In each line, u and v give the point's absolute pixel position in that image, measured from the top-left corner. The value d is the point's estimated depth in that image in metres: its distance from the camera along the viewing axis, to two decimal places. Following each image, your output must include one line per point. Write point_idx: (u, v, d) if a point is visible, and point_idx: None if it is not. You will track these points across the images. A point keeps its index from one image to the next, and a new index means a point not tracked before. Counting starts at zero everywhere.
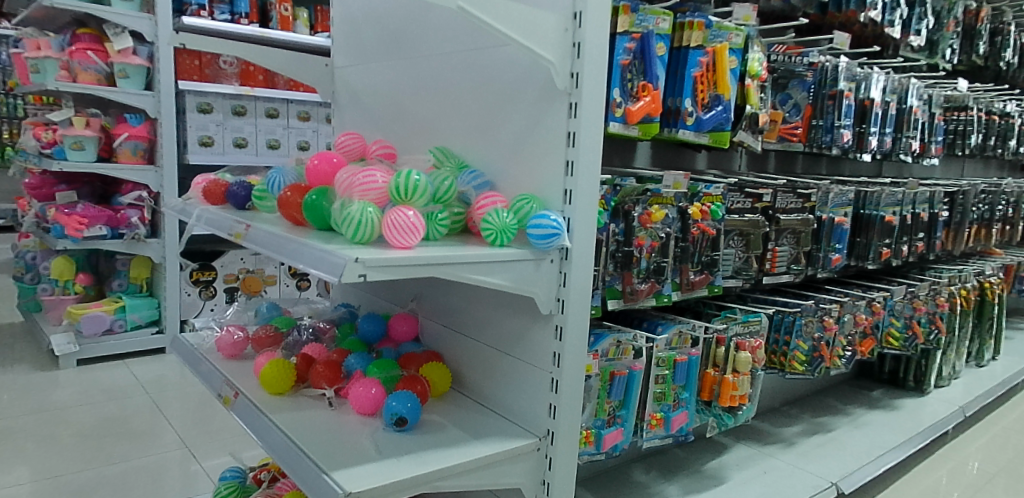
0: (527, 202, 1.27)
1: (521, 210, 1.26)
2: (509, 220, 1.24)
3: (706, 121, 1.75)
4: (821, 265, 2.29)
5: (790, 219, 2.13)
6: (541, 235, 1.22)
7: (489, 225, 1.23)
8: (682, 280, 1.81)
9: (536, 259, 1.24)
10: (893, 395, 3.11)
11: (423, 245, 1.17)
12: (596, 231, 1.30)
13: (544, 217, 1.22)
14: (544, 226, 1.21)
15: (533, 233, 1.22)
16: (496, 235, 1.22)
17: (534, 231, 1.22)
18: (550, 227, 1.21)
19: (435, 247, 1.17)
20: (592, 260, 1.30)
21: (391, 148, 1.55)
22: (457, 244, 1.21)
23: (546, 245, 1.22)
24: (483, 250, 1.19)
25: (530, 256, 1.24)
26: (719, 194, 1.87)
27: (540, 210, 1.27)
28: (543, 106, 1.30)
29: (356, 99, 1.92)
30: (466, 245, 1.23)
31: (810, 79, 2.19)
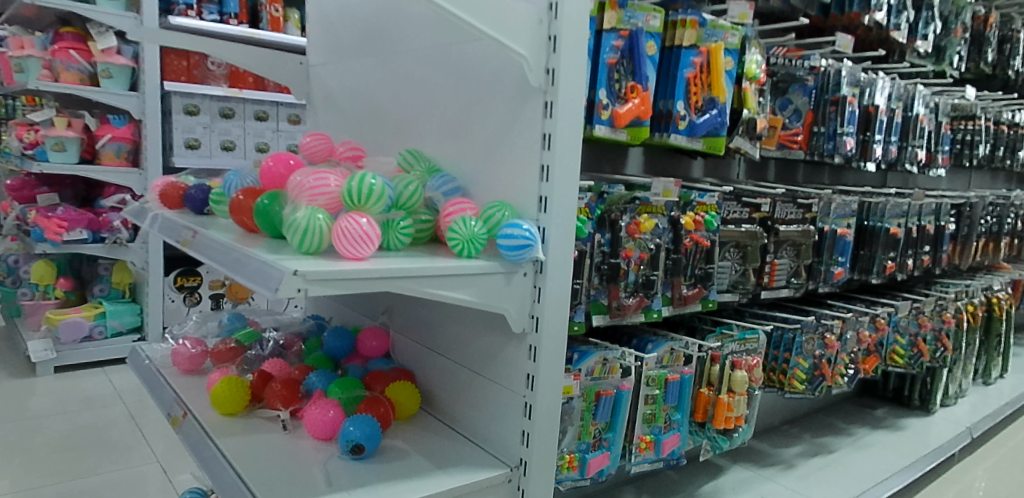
0: (499, 209, 1.16)
1: (492, 217, 1.16)
2: (478, 229, 1.13)
3: (700, 125, 1.65)
4: (822, 279, 2.18)
5: (790, 231, 2.02)
6: (510, 245, 1.11)
7: (455, 236, 1.12)
8: (674, 294, 1.70)
9: (507, 272, 1.14)
10: (897, 414, 2.99)
11: (381, 255, 1.07)
12: (574, 242, 1.19)
13: (516, 227, 1.12)
14: (514, 236, 1.11)
15: (503, 244, 1.12)
16: (463, 245, 1.12)
17: (502, 240, 1.12)
18: (522, 237, 1.11)
19: (394, 259, 1.06)
20: (570, 274, 1.19)
21: (360, 150, 1.47)
22: (419, 256, 1.11)
23: (518, 257, 1.12)
24: (448, 263, 1.08)
25: (501, 268, 1.13)
26: (713, 203, 1.75)
27: (512, 219, 1.16)
28: (518, 105, 1.19)
29: (331, 100, 1.82)
30: (431, 256, 1.13)
31: (812, 83, 2.08)
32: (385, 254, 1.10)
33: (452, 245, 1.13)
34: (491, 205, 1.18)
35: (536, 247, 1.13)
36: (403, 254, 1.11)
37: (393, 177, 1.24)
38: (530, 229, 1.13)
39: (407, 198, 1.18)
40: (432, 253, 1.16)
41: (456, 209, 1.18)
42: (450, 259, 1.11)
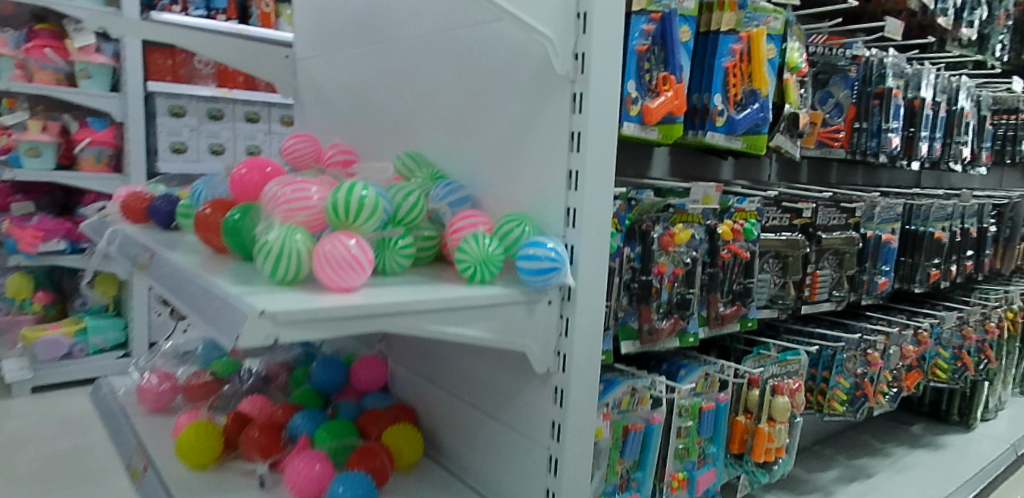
0: (521, 224, 0.96)
1: (513, 234, 0.96)
2: (494, 249, 0.93)
3: (740, 122, 1.44)
4: (865, 290, 1.98)
5: (833, 238, 1.82)
6: (534, 268, 0.91)
7: (466, 257, 0.92)
8: (710, 313, 1.49)
9: (528, 301, 0.93)
10: (935, 431, 2.78)
11: (376, 284, 0.87)
12: (609, 262, 0.99)
13: (539, 246, 0.92)
14: (538, 257, 0.91)
15: (524, 267, 0.92)
16: (476, 268, 0.92)
17: (524, 262, 0.92)
18: (548, 258, 0.91)
19: (392, 288, 0.86)
20: (605, 300, 0.99)
21: (352, 153, 1.27)
22: (422, 283, 0.90)
23: (543, 282, 0.92)
24: (457, 290, 0.88)
25: (521, 295, 0.93)
26: (753, 210, 1.56)
27: (534, 236, 0.96)
28: (539, 97, 0.99)
29: (320, 98, 1.62)
30: (436, 282, 0.93)
31: (853, 75, 1.88)
32: (381, 281, 0.90)
33: (461, 269, 0.93)
34: (509, 219, 0.98)
35: (564, 271, 0.92)
36: (402, 280, 0.91)
37: (388, 186, 1.03)
38: (558, 248, 0.92)
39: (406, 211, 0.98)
40: (438, 278, 0.96)
41: (467, 223, 0.98)
42: (460, 286, 0.91)
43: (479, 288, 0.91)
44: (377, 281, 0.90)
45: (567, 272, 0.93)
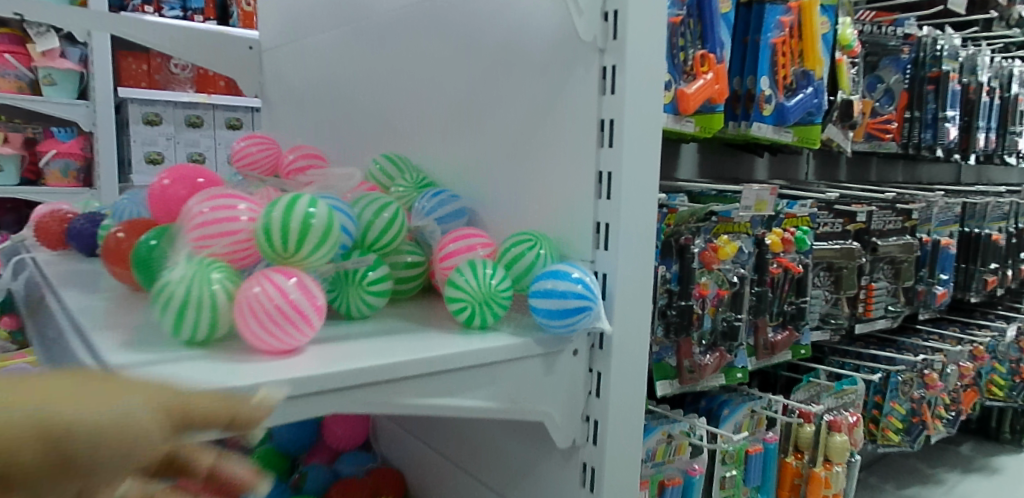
0: (534, 249, 0.72)
1: (525, 261, 0.71)
2: (502, 284, 0.68)
3: (791, 110, 1.20)
4: (923, 303, 1.72)
5: (890, 245, 1.56)
6: (556, 306, 0.66)
7: (463, 297, 0.67)
8: (758, 340, 1.25)
9: (548, 353, 0.69)
10: (986, 451, 2.52)
11: (333, 341, 0.61)
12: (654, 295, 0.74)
13: (562, 276, 0.67)
14: (561, 291, 0.65)
15: (542, 307, 0.67)
16: (477, 310, 0.67)
17: (541, 300, 0.66)
18: (575, 295, 0.65)
19: (356, 343, 0.61)
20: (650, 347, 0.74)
21: (318, 155, 1.02)
22: (402, 335, 0.65)
23: (568, 326, 0.66)
24: (448, 344, 0.63)
25: (539, 346, 0.68)
26: (805, 215, 1.30)
27: (553, 263, 0.71)
28: (559, 75, 0.76)
29: (288, 94, 1.37)
30: (419, 330, 0.68)
31: (907, 56, 1.64)
32: (342, 334, 0.65)
33: (453, 311, 0.68)
34: (517, 240, 0.73)
35: (597, 311, 0.67)
36: (375, 331, 0.66)
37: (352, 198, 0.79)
38: (587, 278, 0.67)
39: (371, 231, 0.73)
40: (425, 322, 0.71)
41: (463, 250, 0.73)
42: (454, 337, 0.66)
43: (480, 339, 0.65)
44: (335, 333, 0.65)
45: (601, 313, 0.67)
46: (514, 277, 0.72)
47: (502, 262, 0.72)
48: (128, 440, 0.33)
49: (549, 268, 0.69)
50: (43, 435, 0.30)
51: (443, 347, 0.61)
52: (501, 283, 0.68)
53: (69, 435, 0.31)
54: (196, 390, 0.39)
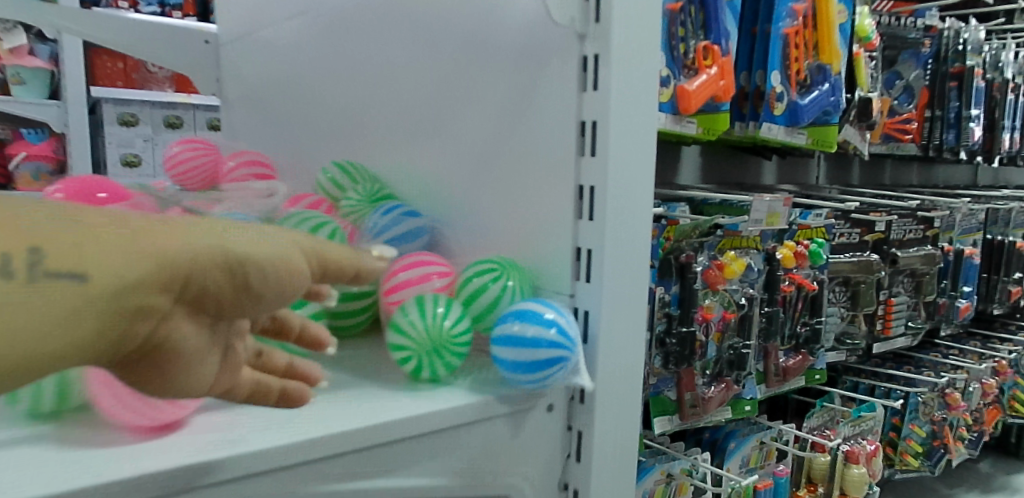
0: (502, 280, 0.58)
1: (491, 294, 0.58)
2: (458, 328, 0.55)
3: (806, 109, 1.07)
4: (945, 317, 1.59)
5: (911, 256, 1.42)
6: (524, 357, 0.52)
7: (409, 344, 0.54)
8: (769, 366, 1.11)
9: (514, 416, 0.56)
10: (1008, 468, 2.38)
11: (242, 414, 0.49)
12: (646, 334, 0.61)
13: (532, 318, 0.53)
14: (532, 340, 0.52)
15: (507, 356, 0.53)
16: (424, 359, 0.54)
17: (506, 348, 0.53)
18: (550, 344, 0.52)
19: (270, 415, 0.49)
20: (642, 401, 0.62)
21: (266, 164, 0.88)
22: (332, 397, 0.53)
23: (538, 382, 0.54)
24: (389, 411, 0.51)
25: (501, 409, 0.55)
26: (821, 226, 1.17)
27: (522, 298, 0.58)
28: (532, 68, 0.63)
29: (245, 93, 1.24)
30: (356, 385, 0.55)
31: (927, 50, 1.51)
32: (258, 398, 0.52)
33: (396, 360, 0.55)
34: (483, 268, 0.60)
35: (575, 363, 0.54)
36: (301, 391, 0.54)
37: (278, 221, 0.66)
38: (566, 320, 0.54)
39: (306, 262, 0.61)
40: (367, 374, 0.58)
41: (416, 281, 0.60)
42: (397, 398, 0.53)
43: (430, 401, 0.53)
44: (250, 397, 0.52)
45: (580, 365, 0.54)
46: (475, 314, 0.59)
47: (462, 295, 0.59)
48: (284, 280, 0.41)
49: (518, 306, 0.55)
50: (225, 262, 0.39)
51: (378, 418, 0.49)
52: (457, 328, 0.55)
53: (252, 267, 0.40)
54: (330, 243, 0.48)
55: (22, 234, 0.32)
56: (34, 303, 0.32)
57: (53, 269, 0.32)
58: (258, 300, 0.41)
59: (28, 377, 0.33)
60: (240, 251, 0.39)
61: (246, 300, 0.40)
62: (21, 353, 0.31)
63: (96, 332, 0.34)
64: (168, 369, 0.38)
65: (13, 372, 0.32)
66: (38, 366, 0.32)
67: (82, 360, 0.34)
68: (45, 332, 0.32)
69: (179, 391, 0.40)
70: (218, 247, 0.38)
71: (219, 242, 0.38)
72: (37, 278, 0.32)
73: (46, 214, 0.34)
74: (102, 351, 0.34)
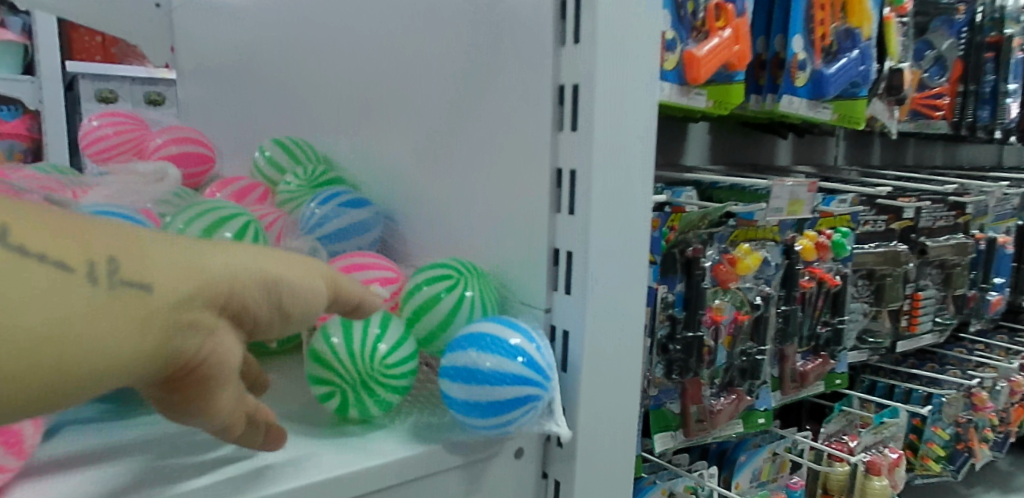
0: (457, 291, 0.47)
1: (444, 308, 0.47)
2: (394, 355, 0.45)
3: (833, 80, 0.93)
4: (975, 312, 1.46)
5: (941, 246, 1.29)
6: (481, 395, 0.42)
7: (333, 376, 0.44)
8: (784, 371, 0.98)
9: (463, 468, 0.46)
10: None
11: (112, 479, 0.39)
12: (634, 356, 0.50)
13: (496, 349, 0.42)
14: (490, 373, 0.42)
15: (459, 395, 0.43)
16: (353, 398, 0.44)
17: (458, 383, 0.43)
18: (513, 378, 0.42)
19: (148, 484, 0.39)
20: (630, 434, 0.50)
21: (205, 145, 0.76)
22: (235, 452, 0.42)
23: (498, 427, 0.43)
24: (311, 467, 0.41)
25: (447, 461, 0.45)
26: (846, 213, 1.04)
27: (485, 317, 0.46)
28: (499, 20, 0.51)
29: (197, 63, 1.10)
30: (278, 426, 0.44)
31: (962, 17, 1.37)
32: (139, 456, 0.42)
33: (316, 394, 0.45)
34: (432, 273, 0.48)
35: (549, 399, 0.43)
36: (196, 446, 0.43)
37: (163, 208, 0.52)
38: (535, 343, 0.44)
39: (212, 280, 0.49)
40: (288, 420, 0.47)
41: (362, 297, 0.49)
42: (313, 453, 0.43)
43: (358, 454, 0.42)
44: (130, 454, 0.42)
45: (556, 405, 0.44)
46: (422, 331, 0.48)
47: (407, 309, 0.48)
48: (311, 302, 0.41)
49: (473, 327, 0.45)
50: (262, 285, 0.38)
51: (300, 476, 0.40)
52: (393, 354, 0.45)
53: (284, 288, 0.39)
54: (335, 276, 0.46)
55: (87, 247, 0.31)
56: (100, 316, 0.31)
57: (120, 279, 0.32)
58: (287, 321, 0.40)
59: (86, 393, 0.31)
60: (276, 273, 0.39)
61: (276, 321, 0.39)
62: (86, 368, 0.30)
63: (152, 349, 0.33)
64: (196, 392, 0.37)
65: (75, 388, 0.31)
66: (96, 382, 0.31)
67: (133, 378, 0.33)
68: (107, 349, 0.31)
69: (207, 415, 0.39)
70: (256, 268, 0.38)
71: (257, 264, 0.38)
72: (108, 289, 0.31)
73: (100, 231, 0.33)
74: (150, 369, 0.33)
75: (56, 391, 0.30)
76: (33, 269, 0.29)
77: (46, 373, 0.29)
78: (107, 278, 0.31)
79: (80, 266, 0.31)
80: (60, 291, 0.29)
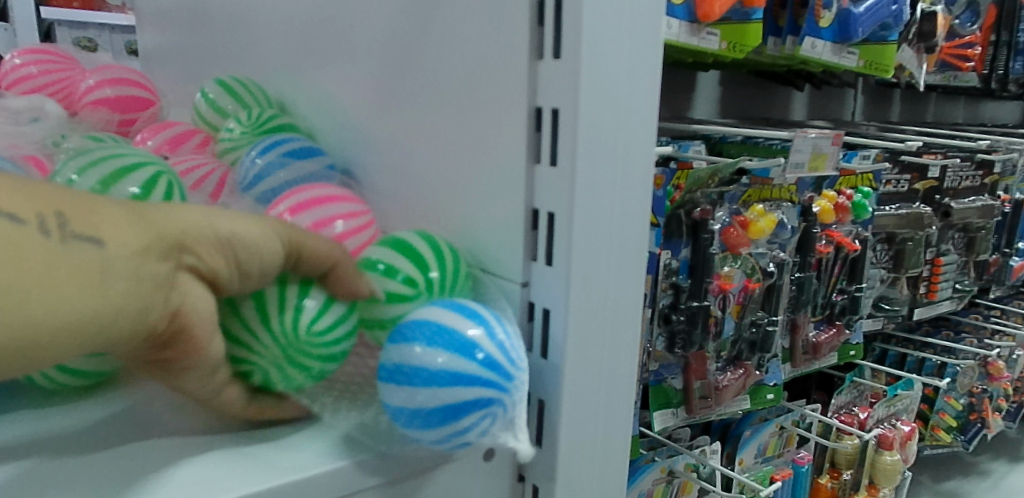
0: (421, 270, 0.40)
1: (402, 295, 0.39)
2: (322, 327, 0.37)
3: (861, 21, 0.83)
4: (997, 279, 1.36)
5: (967, 208, 1.19)
6: (423, 399, 0.35)
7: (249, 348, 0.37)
8: (795, 343, 0.91)
9: (410, 473, 0.39)
10: None
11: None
12: (627, 337, 0.42)
13: (448, 340, 0.35)
14: (434, 372, 0.34)
15: (396, 405, 0.36)
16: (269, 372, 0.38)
17: (397, 383, 0.35)
18: (469, 379, 0.34)
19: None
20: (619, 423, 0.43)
21: (147, 88, 0.71)
22: (143, 457, 0.35)
23: (447, 439, 0.36)
24: (223, 481, 0.34)
25: (381, 469, 0.38)
26: (869, 171, 0.94)
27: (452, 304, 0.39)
28: None
29: (153, 3, 0.97)
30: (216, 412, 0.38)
31: None
32: (8, 462, 0.34)
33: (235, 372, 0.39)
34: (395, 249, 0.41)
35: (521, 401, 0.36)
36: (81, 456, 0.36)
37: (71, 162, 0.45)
38: (493, 325, 0.36)
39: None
40: (210, 419, 0.40)
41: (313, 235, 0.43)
42: (230, 462, 0.35)
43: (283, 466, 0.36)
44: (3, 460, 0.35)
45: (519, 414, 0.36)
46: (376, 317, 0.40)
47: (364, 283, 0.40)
48: (278, 263, 0.36)
49: (417, 313, 0.37)
50: (216, 240, 0.34)
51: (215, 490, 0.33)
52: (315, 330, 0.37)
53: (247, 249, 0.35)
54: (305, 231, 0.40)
55: (36, 199, 0.28)
56: (57, 274, 0.27)
57: (72, 233, 0.28)
58: (258, 282, 0.36)
59: (50, 360, 0.28)
60: (231, 226, 0.35)
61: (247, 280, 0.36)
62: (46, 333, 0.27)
63: (118, 310, 0.29)
64: (180, 354, 0.34)
65: (29, 355, 0.27)
66: (58, 346, 0.28)
67: (104, 344, 0.30)
68: (65, 306, 0.27)
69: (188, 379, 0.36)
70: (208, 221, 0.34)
71: (214, 220, 0.34)
72: (62, 241, 0.28)
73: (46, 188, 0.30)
74: (119, 338, 0.30)
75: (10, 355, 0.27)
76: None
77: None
78: (60, 229, 0.28)
79: (32, 219, 0.28)
80: (10, 241, 0.26)
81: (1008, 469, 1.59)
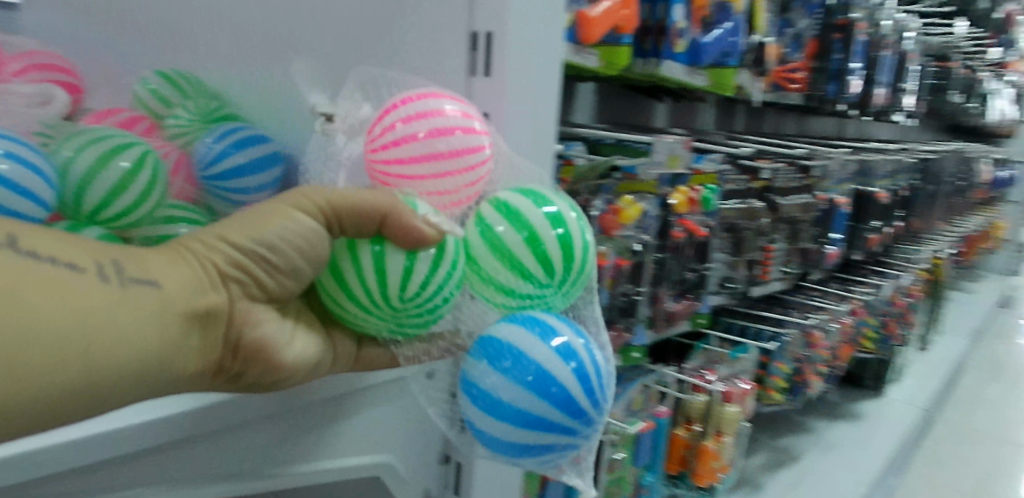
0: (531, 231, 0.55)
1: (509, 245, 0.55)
2: (421, 294, 0.53)
3: (705, 48, 1.03)
4: (814, 263, 1.63)
5: (791, 204, 1.43)
6: (506, 425, 0.55)
7: (358, 321, 0.55)
8: (656, 312, 1.09)
9: None
10: None
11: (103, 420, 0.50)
12: None
13: (527, 379, 0.54)
14: (518, 408, 0.54)
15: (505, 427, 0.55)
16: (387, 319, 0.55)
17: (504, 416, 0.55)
18: (555, 423, 0.54)
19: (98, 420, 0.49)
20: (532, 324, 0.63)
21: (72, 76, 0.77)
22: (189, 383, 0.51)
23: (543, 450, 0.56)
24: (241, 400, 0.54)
25: None
26: (713, 172, 1.15)
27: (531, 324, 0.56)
28: None
29: None
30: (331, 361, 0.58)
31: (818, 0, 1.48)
32: None
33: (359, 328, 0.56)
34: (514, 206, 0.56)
35: (596, 432, 0.57)
36: None
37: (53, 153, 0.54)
38: (581, 370, 0.55)
39: (99, 200, 0.55)
40: None
41: (428, 173, 0.54)
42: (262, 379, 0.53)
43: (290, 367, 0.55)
44: None
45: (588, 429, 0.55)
46: (501, 280, 0.56)
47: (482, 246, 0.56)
48: (316, 233, 0.50)
49: (515, 336, 0.56)
50: (241, 259, 0.49)
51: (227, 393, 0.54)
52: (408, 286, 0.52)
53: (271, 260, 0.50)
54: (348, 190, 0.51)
55: (92, 255, 0.43)
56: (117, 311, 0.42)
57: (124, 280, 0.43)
58: (304, 274, 0.52)
59: (126, 393, 0.43)
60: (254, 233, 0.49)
61: (287, 276, 0.51)
62: (121, 358, 0.42)
63: (165, 335, 0.44)
64: (264, 363, 0.51)
65: (106, 382, 0.42)
66: (131, 371, 0.43)
67: (175, 369, 0.46)
68: (128, 335, 0.42)
69: (275, 373, 0.52)
70: (232, 240, 0.49)
71: (226, 240, 0.49)
72: (120, 284, 0.43)
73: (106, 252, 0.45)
74: (179, 361, 0.46)
75: (97, 384, 0.41)
76: (46, 268, 0.40)
77: (83, 364, 0.40)
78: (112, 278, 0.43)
79: (91, 269, 0.42)
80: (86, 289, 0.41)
81: (827, 425, 1.88)
